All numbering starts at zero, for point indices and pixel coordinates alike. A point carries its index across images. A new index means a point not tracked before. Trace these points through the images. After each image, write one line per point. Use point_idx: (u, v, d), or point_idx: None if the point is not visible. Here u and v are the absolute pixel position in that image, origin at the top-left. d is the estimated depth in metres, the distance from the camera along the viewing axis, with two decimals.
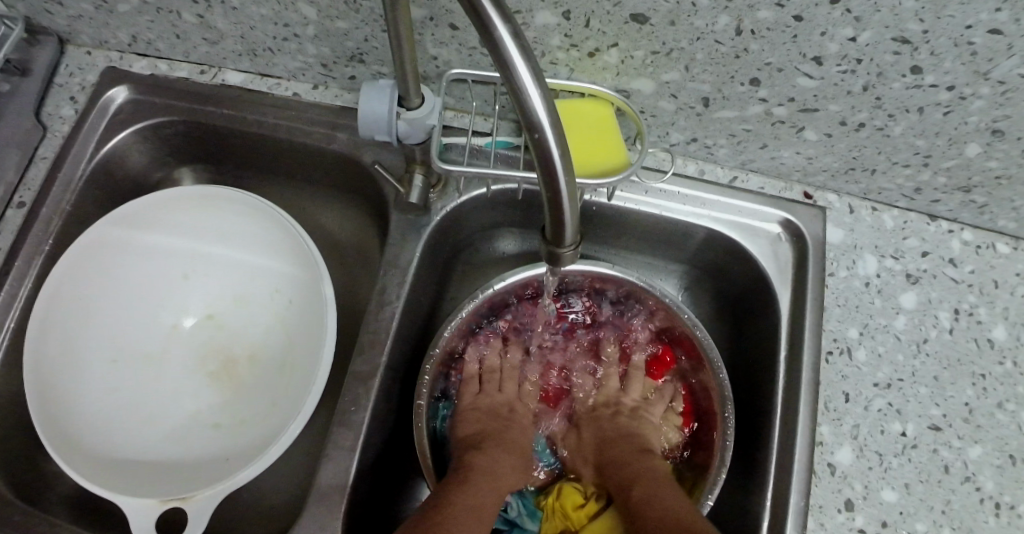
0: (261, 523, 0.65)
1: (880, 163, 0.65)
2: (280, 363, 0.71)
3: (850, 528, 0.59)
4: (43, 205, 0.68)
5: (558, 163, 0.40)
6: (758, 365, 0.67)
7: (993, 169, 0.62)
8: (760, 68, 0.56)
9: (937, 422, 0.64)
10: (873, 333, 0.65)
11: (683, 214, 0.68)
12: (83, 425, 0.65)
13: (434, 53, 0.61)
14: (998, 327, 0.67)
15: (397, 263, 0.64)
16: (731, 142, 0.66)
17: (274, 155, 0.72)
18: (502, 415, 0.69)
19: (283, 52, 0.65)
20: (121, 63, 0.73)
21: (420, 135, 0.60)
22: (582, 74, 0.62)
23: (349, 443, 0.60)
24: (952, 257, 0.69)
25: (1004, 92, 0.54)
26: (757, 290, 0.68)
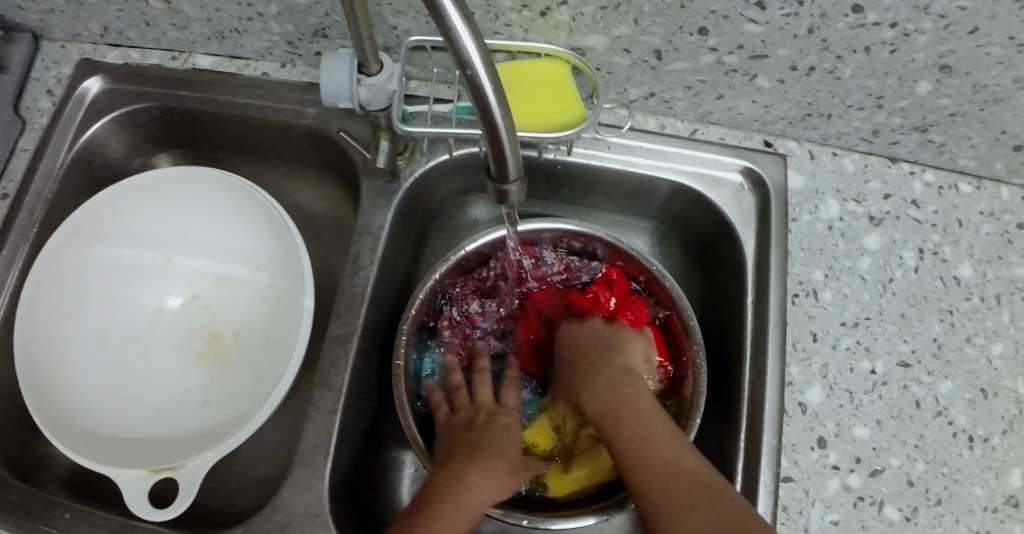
0: (251, 491, 0.67)
1: (836, 108, 0.66)
2: (263, 337, 0.73)
3: (824, 465, 0.60)
4: (26, 195, 0.70)
5: (492, 99, 0.41)
6: (728, 313, 0.68)
7: (946, 107, 0.63)
8: (706, 17, 0.58)
9: (907, 359, 0.64)
10: (838, 274, 0.67)
11: (647, 167, 0.69)
12: (74, 406, 0.68)
13: (392, 23, 0.63)
14: (965, 265, 0.68)
15: (369, 229, 0.66)
16: (688, 95, 0.67)
17: (248, 135, 0.74)
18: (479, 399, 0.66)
19: (249, 32, 0.67)
20: (95, 54, 0.75)
21: (382, 101, 0.61)
22: (536, 35, 0.63)
23: (329, 404, 0.61)
24: (914, 199, 0.70)
25: (946, 26, 0.55)
26: (724, 238, 0.70)
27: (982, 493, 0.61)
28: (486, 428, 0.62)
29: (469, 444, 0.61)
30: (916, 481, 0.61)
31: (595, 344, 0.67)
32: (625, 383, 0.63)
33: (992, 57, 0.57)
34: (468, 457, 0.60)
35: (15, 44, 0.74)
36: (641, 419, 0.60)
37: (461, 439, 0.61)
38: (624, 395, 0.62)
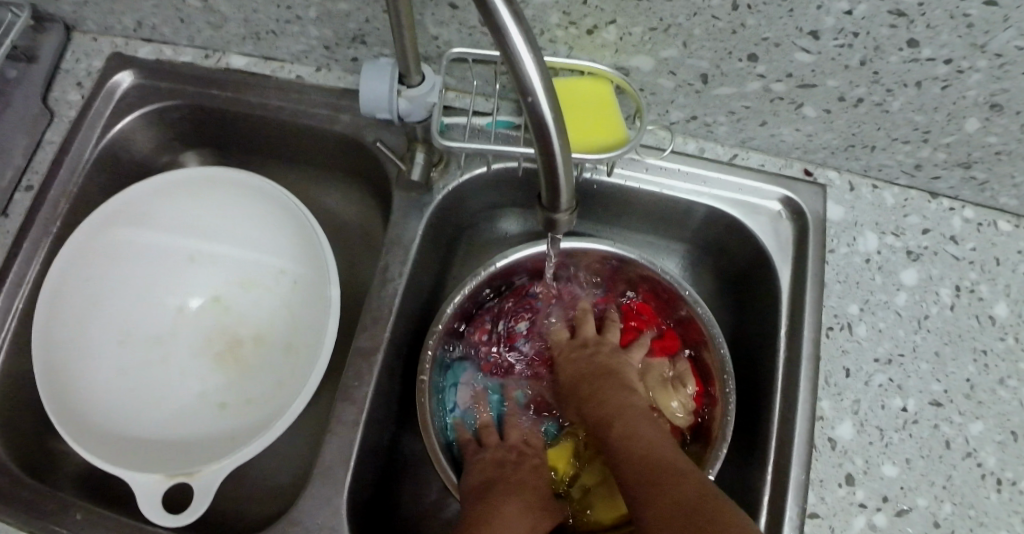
0: (269, 499, 0.66)
1: (880, 140, 0.65)
2: (285, 343, 0.72)
3: (850, 503, 0.60)
4: (50, 189, 0.69)
5: (551, 128, 0.40)
6: (759, 342, 0.68)
7: (993, 145, 0.62)
8: (757, 43, 0.57)
9: (939, 398, 0.64)
10: (873, 309, 0.66)
11: (684, 191, 0.68)
12: (92, 405, 0.67)
13: (435, 34, 0.62)
14: (1000, 304, 0.67)
15: (400, 242, 0.65)
16: (730, 120, 0.66)
17: (280, 138, 0.73)
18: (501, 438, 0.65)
19: (286, 35, 0.66)
20: (127, 49, 0.74)
21: (421, 113, 0.60)
22: (581, 52, 0.63)
23: (353, 417, 0.61)
24: (953, 235, 0.69)
25: (1001, 65, 0.54)
26: (759, 266, 0.69)
27: None
28: (514, 475, 0.61)
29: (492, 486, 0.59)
30: (942, 523, 0.60)
31: (587, 358, 0.67)
32: (619, 394, 0.62)
33: None
34: (488, 497, 0.58)
35: (48, 34, 0.73)
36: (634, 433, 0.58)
37: (484, 481, 0.60)
38: (616, 409, 0.61)
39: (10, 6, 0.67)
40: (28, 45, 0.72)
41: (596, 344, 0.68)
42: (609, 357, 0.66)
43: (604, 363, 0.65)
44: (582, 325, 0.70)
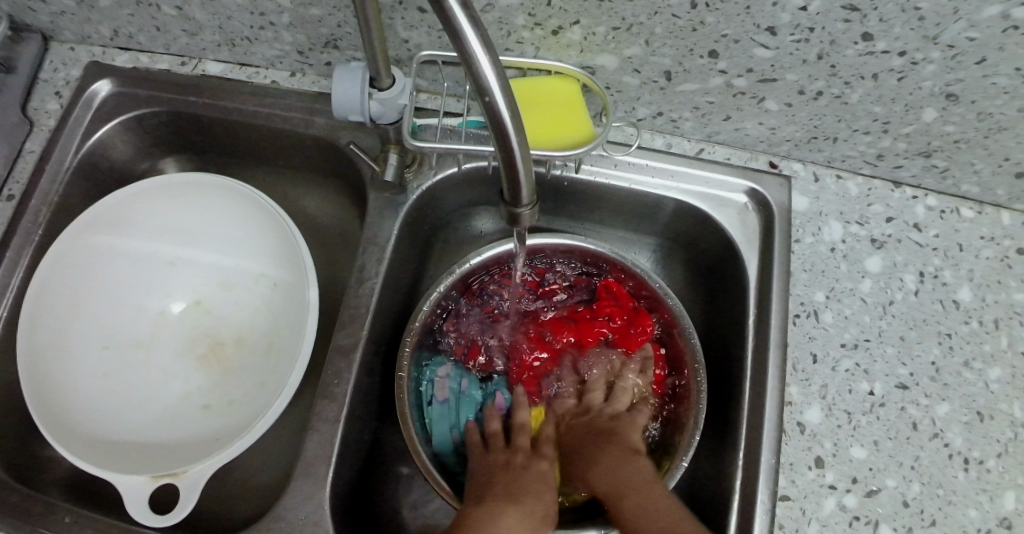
0: (252, 497, 0.67)
1: (842, 131, 0.67)
2: (266, 345, 0.73)
3: (820, 485, 0.61)
4: (31, 197, 0.70)
5: (509, 126, 0.42)
6: (729, 331, 0.69)
7: (951, 134, 0.64)
8: (717, 40, 0.59)
9: (905, 381, 0.65)
10: (840, 296, 0.67)
11: (652, 186, 0.70)
12: (75, 410, 0.68)
13: (404, 37, 0.63)
14: (964, 289, 0.69)
15: (376, 241, 0.66)
16: (696, 115, 0.68)
17: (256, 143, 0.74)
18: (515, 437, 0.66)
19: (260, 41, 0.68)
20: (104, 57, 0.75)
21: (393, 114, 0.61)
22: (548, 52, 0.65)
23: (332, 414, 0.62)
24: (916, 223, 0.71)
25: (954, 56, 0.56)
26: (727, 256, 0.71)
27: (976, 515, 0.62)
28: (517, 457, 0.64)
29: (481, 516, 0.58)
30: (911, 502, 0.62)
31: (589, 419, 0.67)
32: (620, 445, 0.64)
33: (998, 87, 0.58)
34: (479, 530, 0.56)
35: (26, 45, 0.74)
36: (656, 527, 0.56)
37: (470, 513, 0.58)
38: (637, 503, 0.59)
39: None
40: (6, 56, 0.73)
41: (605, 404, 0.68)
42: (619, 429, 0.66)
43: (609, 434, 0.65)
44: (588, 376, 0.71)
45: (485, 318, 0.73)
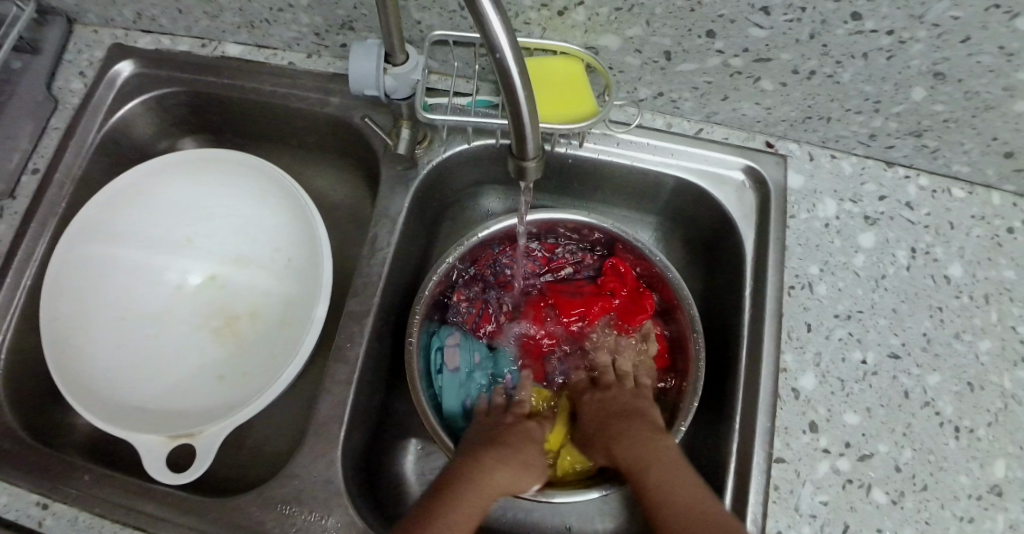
0: (265, 459, 0.70)
1: (835, 111, 0.70)
2: (279, 317, 0.76)
3: (814, 448, 0.63)
4: (55, 169, 0.74)
5: (517, 81, 0.45)
6: (726, 304, 0.72)
7: (940, 113, 0.67)
8: (714, 20, 0.62)
9: (897, 351, 0.67)
10: (834, 270, 0.70)
11: (653, 163, 0.73)
12: (95, 374, 0.70)
13: (417, 18, 0.67)
14: (955, 265, 0.71)
15: (387, 214, 0.69)
16: (695, 95, 0.71)
17: (272, 122, 0.78)
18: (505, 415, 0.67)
19: (278, 23, 0.71)
20: (126, 39, 0.79)
21: (405, 90, 0.65)
22: (554, 33, 0.68)
23: (344, 375, 0.64)
24: (908, 201, 0.74)
25: (940, 34, 0.59)
26: (724, 230, 0.73)
27: (968, 482, 0.64)
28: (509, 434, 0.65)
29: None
30: (903, 467, 0.63)
31: (610, 397, 0.68)
32: (644, 427, 0.64)
33: (984, 65, 0.60)
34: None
35: (50, 27, 0.79)
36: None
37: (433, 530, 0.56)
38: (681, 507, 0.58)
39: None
40: (32, 36, 0.78)
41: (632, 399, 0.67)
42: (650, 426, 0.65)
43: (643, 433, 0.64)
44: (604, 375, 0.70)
45: (495, 287, 0.76)
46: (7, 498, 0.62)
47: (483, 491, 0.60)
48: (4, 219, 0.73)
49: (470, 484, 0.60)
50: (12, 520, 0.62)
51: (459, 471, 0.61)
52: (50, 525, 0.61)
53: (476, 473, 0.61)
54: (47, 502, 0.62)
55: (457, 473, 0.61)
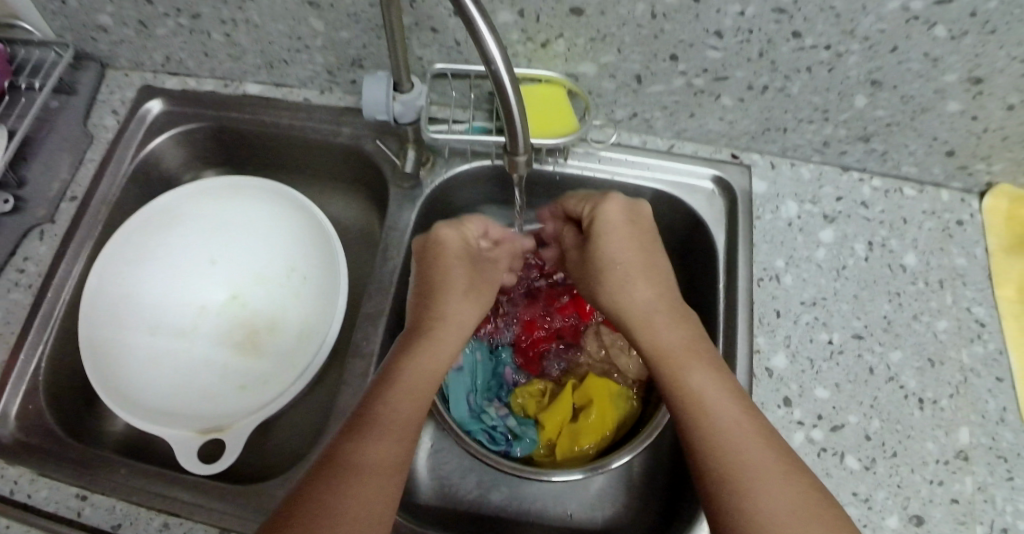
0: (285, 453, 0.76)
1: (790, 122, 0.78)
2: (298, 329, 0.82)
3: (790, 420, 0.69)
4: (93, 197, 0.83)
5: (508, 88, 0.56)
6: (704, 298, 0.79)
7: (882, 118, 0.75)
8: (676, 45, 0.71)
9: (860, 332, 0.74)
10: (798, 262, 0.77)
11: (632, 177, 0.82)
12: (130, 384, 0.76)
13: (419, 54, 0.76)
14: (910, 255, 0.78)
15: (396, 227, 0.78)
16: (665, 113, 0.80)
17: (289, 151, 0.88)
18: (441, 267, 0.72)
19: (295, 63, 0.81)
20: (155, 81, 0.89)
21: (412, 115, 0.73)
22: (539, 63, 0.77)
23: (360, 368, 0.71)
24: (863, 200, 0.81)
25: (871, 46, 0.68)
26: (697, 232, 0.81)
27: (933, 448, 0.69)
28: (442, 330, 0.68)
29: (409, 407, 0.60)
30: (873, 435, 0.69)
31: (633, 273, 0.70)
32: (677, 319, 0.66)
33: (913, 71, 0.69)
34: (404, 421, 0.58)
35: (85, 71, 0.88)
36: (705, 382, 0.60)
37: (400, 395, 0.60)
38: (682, 355, 0.62)
39: (55, 46, 0.84)
40: (69, 79, 0.87)
41: (633, 251, 0.72)
42: (654, 288, 0.69)
43: (649, 299, 0.68)
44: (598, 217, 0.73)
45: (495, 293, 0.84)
46: (47, 492, 0.68)
47: (435, 365, 0.65)
48: (45, 241, 0.82)
49: (423, 356, 0.64)
50: (53, 512, 0.67)
51: (416, 346, 0.65)
52: (88, 514, 0.66)
53: (428, 351, 0.65)
54: (86, 494, 0.67)
55: (414, 349, 0.65)
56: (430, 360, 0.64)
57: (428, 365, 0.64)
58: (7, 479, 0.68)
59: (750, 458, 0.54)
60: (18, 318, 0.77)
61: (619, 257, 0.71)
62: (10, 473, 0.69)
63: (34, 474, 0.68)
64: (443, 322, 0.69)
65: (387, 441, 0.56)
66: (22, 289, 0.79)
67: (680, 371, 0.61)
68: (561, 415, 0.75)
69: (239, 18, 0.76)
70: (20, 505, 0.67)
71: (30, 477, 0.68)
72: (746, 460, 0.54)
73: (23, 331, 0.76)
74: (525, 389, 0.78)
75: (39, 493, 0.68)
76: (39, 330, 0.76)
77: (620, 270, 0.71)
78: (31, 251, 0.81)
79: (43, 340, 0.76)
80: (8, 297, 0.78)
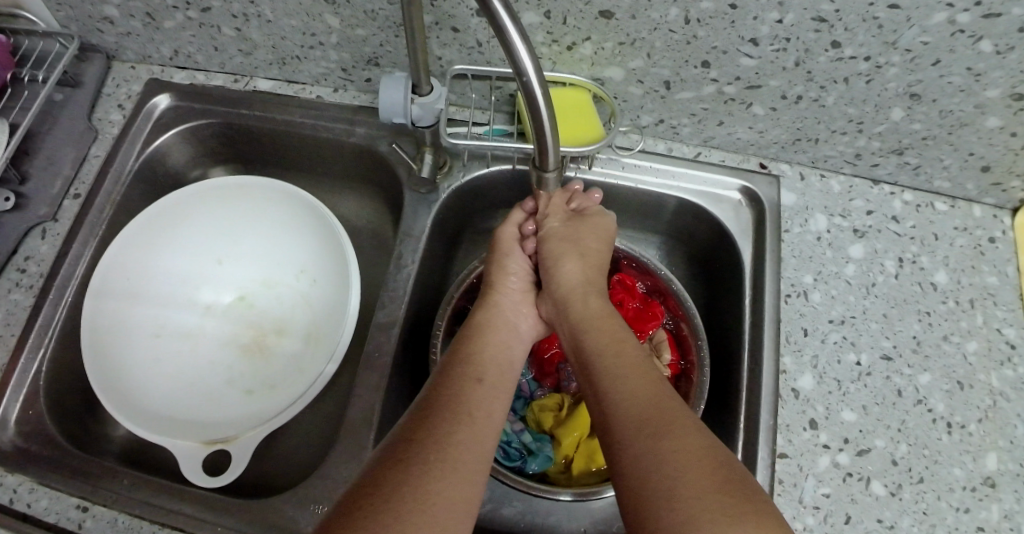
0: (295, 463, 0.74)
1: (822, 133, 0.75)
2: (306, 334, 0.80)
3: (815, 444, 0.67)
4: (96, 195, 0.80)
5: (540, 100, 0.53)
6: (728, 313, 0.77)
7: (919, 131, 0.72)
8: (708, 52, 0.68)
9: (889, 352, 0.72)
10: (826, 279, 0.75)
11: (656, 185, 0.80)
12: (131, 388, 0.74)
13: (438, 54, 0.73)
14: (941, 273, 0.76)
15: (411, 234, 0.76)
16: (693, 121, 0.77)
17: (301, 150, 0.85)
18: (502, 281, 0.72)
19: (308, 59, 0.78)
20: (163, 75, 0.87)
21: (430, 118, 0.70)
22: (563, 67, 0.74)
23: (373, 381, 0.69)
24: (894, 215, 0.79)
25: (913, 59, 0.65)
26: (723, 244, 0.79)
27: (961, 474, 0.67)
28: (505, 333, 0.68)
29: (466, 429, 0.56)
30: (900, 461, 0.67)
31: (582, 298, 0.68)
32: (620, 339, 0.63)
33: (954, 85, 0.66)
34: (468, 446, 0.55)
35: (90, 63, 0.86)
36: (624, 378, 0.58)
37: (467, 399, 0.59)
38: (614, 358, 0.60)
39: (59, 38, 0.81)
40: (74, 72, 0.85)
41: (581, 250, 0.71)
42: (591, 286, 0.69)
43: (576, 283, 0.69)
44: (587, 215, 0.73)
45: None
46: (47, 502, 0.66)
47: (487, 383, 0.61)
48: (47, 240, 0.79)
49: (473, 375, 0.61)
50: (53, 523, 0.65)
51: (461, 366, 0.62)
52: (89, 527, 0.65)
53: (472, 371, 0.62)
54: (86, 505, 0.66)
55: (462, 370, 0.62)
56: (477, 378, 0.61)
57: (479, 384, 0.61)
58: (7, 487, 0.67)
59: (664, 447, 0.52)
60: (20, 319, 0.75)
61: (568, 258, 0.71)
62: (9, 481, 0.67)
63: (34, 483, 0.67)
64: (502, 327, 0.68)
65: (450, 467, 0.53)
66: (23, 289, 0.77)
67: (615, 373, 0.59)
68: (578, 429, 0.73)
69: (250, 11, 0.73)
70: (19, 514, 0.65)
71: (30, 485, 0.67)
72: (660, 449, 0.51)
73: (23, 334, 0.74)
74: (540, 403, 0.76)
75: (38, 503, 0.66)
76: (39, 333, 0.74)
77: (562, 259, 0.71)
78: (32, 250, 0.79)
79: (45, 344, 0.74)
80: (8, 298, 0.76)
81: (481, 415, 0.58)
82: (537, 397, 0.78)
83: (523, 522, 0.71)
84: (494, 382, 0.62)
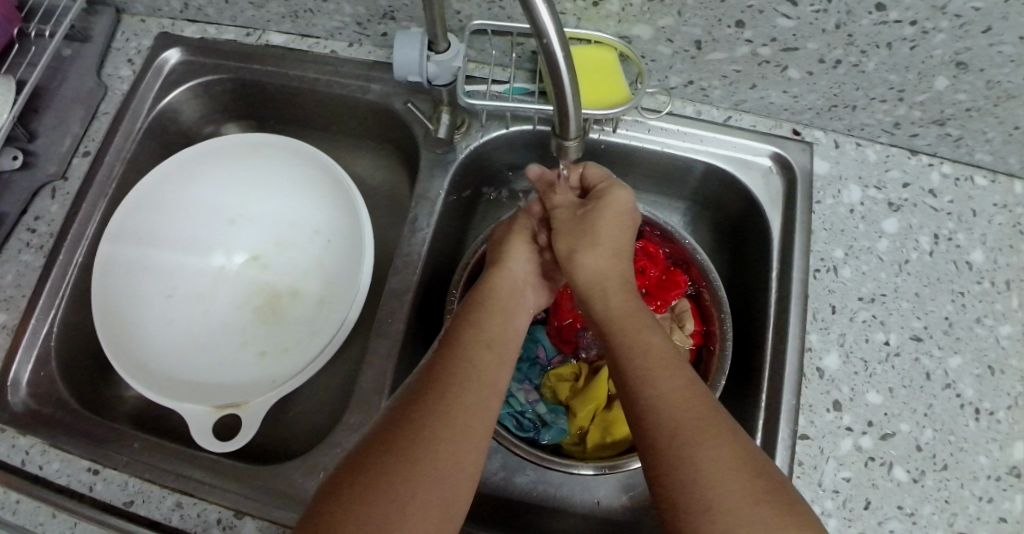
0: (307, 427, 0.74)
1: (860, 100, 0.71)
2: (320, 296, 0.78)
3: (838, 426, 0.65)
4: (106, 153, 0.78)
5: (560, 64, 0.49)
6: (753, 286, 0.75)
7: (963, 102, 0.68)
8: (743, 11, 0.64)
9: (919, 333, 0.69)
10: (858, 254, 0.72)
11: (683, 150, 0.76)
12: (144, 350, 0.74)
13: (457, 8, 0.69)
14: (977, 252, 0.72)
15: (426, 197, 0.73)
16: (724, 83, 0.74)
17: (315, 106, 0.83)
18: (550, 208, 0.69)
19: (322, 12, 0.75)
20: (173, 28, 0.84)
21: (447, 77, 0.67)
22: (588, 23, 0.70)
23: (385, 348, 0.68)
24: (931, 188, 0.75)
25: (963, 25, 0.60)
26: (751, 213, 0.76)
27: (986, 462, 0.64)
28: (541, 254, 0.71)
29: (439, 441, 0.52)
30: (924, 447, 0.65)
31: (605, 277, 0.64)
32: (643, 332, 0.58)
33: (1004, 55, 0.62)
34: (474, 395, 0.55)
35: (100, 16, 0.83)
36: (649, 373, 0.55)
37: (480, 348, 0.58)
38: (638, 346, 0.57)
39: None
40: (83, 26, 0.82)
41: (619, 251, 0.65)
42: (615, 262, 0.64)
43: (599, 276, 0.63)
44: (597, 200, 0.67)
45: None
46: (59, 465, 0.66)
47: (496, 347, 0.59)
48: (57, 199, 0.78)
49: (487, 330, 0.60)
50: (65, 486, 0.65)
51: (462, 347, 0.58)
52: (100, 490, 0.64)
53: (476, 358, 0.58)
54: (97, 469, 0.65)
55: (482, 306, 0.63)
56: (477, 376, 0.56)
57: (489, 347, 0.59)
58: (19, 448, 0.67)
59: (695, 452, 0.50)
60: (30, 281, 0.74)
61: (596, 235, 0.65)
62: (22, 442, 0.67)
63: (46, 445, 0.67)
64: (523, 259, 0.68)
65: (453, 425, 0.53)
66: (33, 250, 0.76)
67: (644, 367, 0.55)
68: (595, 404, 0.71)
69: None
70: (32, 476, 0.65)
71: (41, 448, 0.67)
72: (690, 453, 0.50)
73: (34, 294, 0.73)
74: (551, 374, 0.75)
75: (50, 466, 0.66)
76: (51, 295, 0.73)
77: (588, 243, 0.65)
78: (43, 209, 0.78)
79: (55, 305, 0.73)
80: (20, 259, 0.75)
81: (474, 415, 0.54)
82: (554, 365, 0.76)
83: (536, 492, 0.71)
84: (486, 368, 0.57)
